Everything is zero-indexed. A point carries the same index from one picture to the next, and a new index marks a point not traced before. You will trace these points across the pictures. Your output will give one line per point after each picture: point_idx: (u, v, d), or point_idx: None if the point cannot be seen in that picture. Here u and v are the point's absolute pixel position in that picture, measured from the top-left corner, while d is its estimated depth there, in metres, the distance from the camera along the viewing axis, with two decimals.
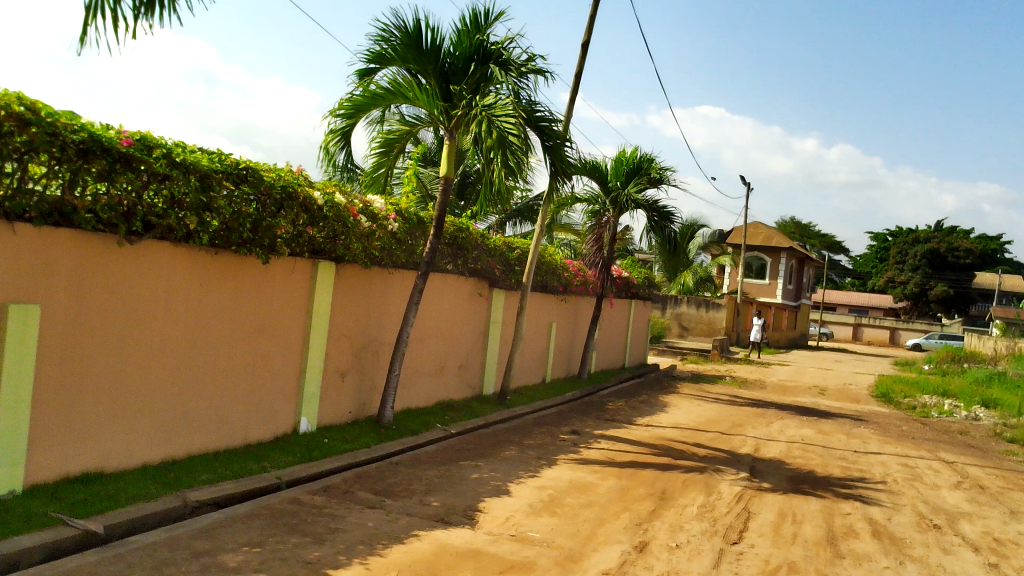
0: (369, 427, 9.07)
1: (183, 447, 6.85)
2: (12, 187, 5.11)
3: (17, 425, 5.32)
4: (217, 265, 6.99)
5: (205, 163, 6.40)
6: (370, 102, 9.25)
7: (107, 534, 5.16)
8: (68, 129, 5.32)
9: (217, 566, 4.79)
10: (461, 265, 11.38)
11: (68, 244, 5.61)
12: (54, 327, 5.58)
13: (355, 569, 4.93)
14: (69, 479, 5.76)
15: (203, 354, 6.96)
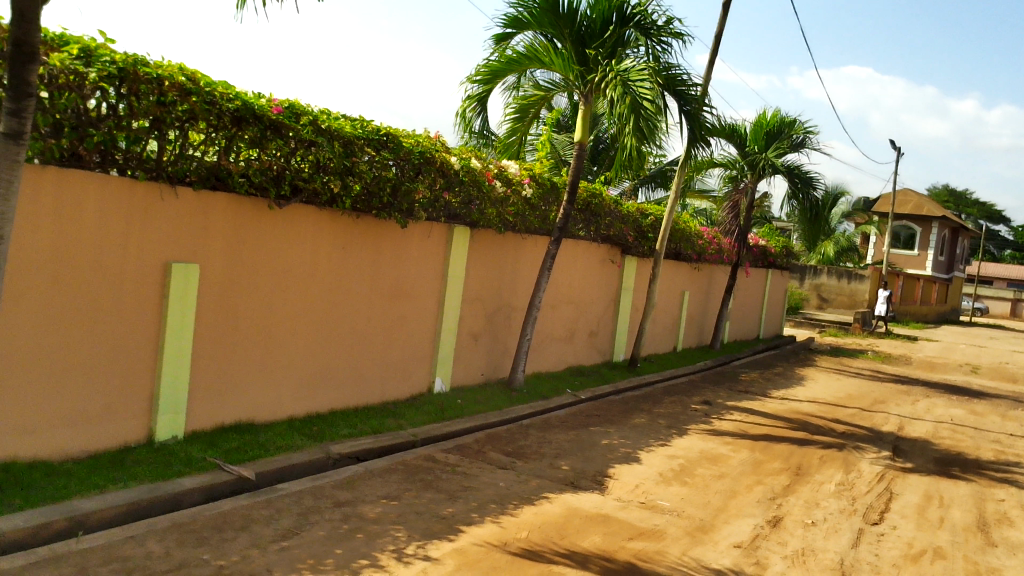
0: (501, 389, 9.23)
1: (326, 402, 7.20)
2: (174, 154, 5.48)
3: (179, 375, 5.75)
4: (358, 230, 7.24)
5: (348, 130, 6.60)
6: (506, 67, 9.28)
7: (259, 480, 5.51)
8: (224, 98, 5.60)
9: (358, 517, 5.03)
10: (594, 231, 11.33)
11: (223, 208, 5.95)
12: (212, 285, 5.95)
13: (487, 527, 5.06)
14: (225, 428, 6.18)
15: (345, 315, 7.26)
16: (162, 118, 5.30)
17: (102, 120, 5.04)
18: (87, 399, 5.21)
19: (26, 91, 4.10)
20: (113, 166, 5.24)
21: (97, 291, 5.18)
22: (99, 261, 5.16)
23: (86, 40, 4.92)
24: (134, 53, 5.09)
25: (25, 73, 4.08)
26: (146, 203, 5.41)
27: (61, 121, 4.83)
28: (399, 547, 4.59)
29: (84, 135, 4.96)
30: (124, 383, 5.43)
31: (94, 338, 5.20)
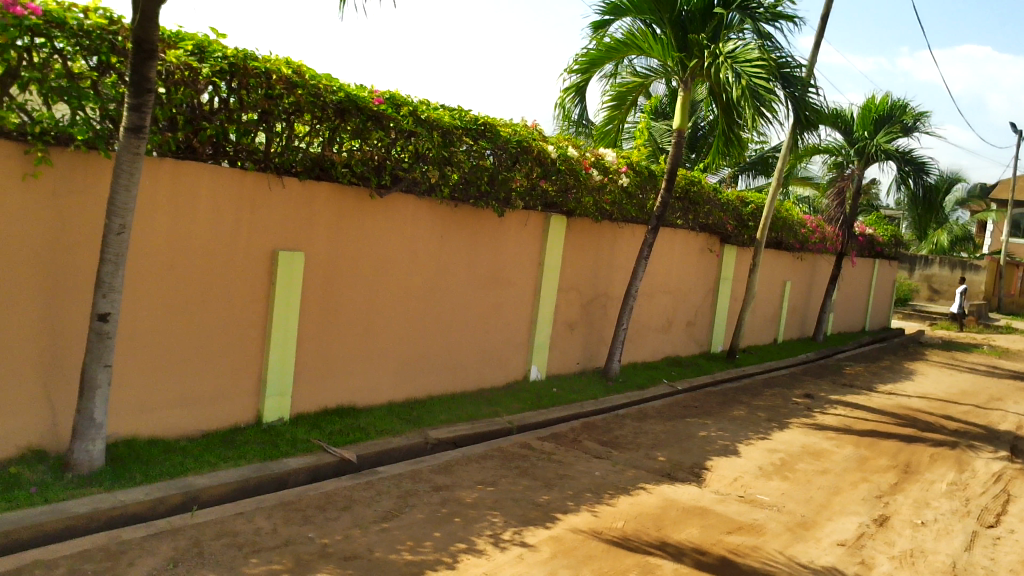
0: (596, 379, 9.20)
1: (424, 388, 7.33)
2: (281, 145, 5.67)
3: (285, 360, 5.95)
4: (457, 218, 7.32)
5: (447, 120, 6.73)
6: (605, 55, 9.21)
7: (360, 463, 5.65)
8: (328, 90, 5.78)
9: (456, 501, 5.12)
10: (692, 220, 11.14)
11: (328, 198, 6.12)
12: (317, 272, 6.14)
13: (583, 515, 5.06)
14: (328, 411, 6.37)
15: (443, 302, 7.36)
16: (270, 111, 5.50)
17: (214, 113, 5.25)
18: (200, 382, 5.46)
19: (146, 87, 4.33)
20: (225, 158, 5.45)
21: (209, 278, 5.40)
22: (212, 249, 5.39)
23: (200, 36, 5.14)
24: (245, 48, 5.30)
25: (145, 69, 4.31)
26: (255, 193, 5.61)
27: (177, 115, 5.07)
28: (496, 532, 4.64)
29: (198, 128, 5.19)
30: (234, 366, 5.66)
31: (207, 323, 5.44)
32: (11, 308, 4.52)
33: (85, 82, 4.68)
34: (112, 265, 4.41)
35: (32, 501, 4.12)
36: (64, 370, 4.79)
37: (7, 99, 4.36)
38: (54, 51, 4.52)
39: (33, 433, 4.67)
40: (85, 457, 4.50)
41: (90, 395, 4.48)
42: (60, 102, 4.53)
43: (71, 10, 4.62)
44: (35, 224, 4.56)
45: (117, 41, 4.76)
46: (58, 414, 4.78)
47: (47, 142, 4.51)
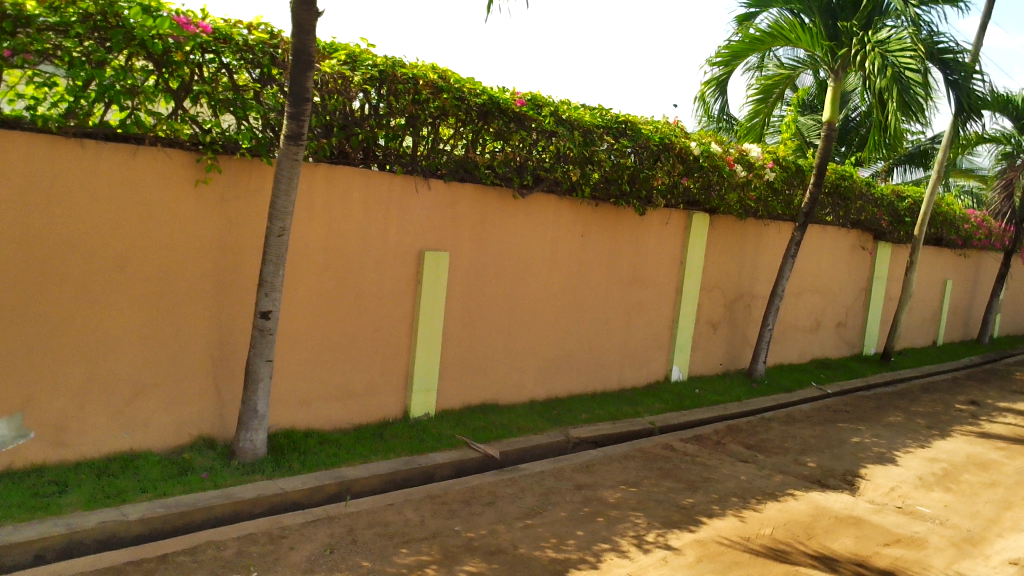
0: (740, 380, 8.95)
1: (565, 386, 7.36)
2: (427, 148, 5.87)
3: (430, 357, 6.12)
4: (597, 218, 7.31)
5: (588, 119, 6.76)
6: (749, 47, 8.89)
7: (503, 459, 5.73)
8: (472, 94, 5.94)
9: (598, 500, 5.11)
10: (843, 216, 10.65)
11: (472, 198, 6.25)
12: (461, 271, 6.28)
13: (729, 520, 4.94)
14: (472, 407, 6.51)
15: (584, 302, 7.37)
16: (416, 116, 5.71)
17: (365, 119, 5.49)
18: (352, 376, 5.70)
19: (304, 96, 4.55)
20: (375, 162, 5.68)
21: (361, 277, 5.63)
22: (363, 250, 5.62)
23: (352, 46, 5.38)
24: (394, 56, 5.51)
25: (303, 80, 4.53)
26: (403, 195, 5.80)
27: (331, 122, 5.32)
28: (640, 533, 4.61)
29: (350, 134, 5.44)
30: (384, 363, 5.88)
31: (359, 320, 5.68)
32: (186, 306, 4.87)
33: (249, 94, 4.98)
34: (273, 266, 4.66)
35: (203, 485, 4.43)
36: (232, 364, 5.12)
37: (181, 112, 4.71)
38: (221, 65, 4.84)
39: (203, 422, 5.03)
40: (249, 446, 4.79)
41: (253, 388, 4.75)
42: (226, 113, 4.86)
43: (237, 27, 4.93)
44: (205, 227, 4.89)
45: (277, 54, 5.05)
46: (224, 406, 5.12)
47: (215, 150, 4.85)
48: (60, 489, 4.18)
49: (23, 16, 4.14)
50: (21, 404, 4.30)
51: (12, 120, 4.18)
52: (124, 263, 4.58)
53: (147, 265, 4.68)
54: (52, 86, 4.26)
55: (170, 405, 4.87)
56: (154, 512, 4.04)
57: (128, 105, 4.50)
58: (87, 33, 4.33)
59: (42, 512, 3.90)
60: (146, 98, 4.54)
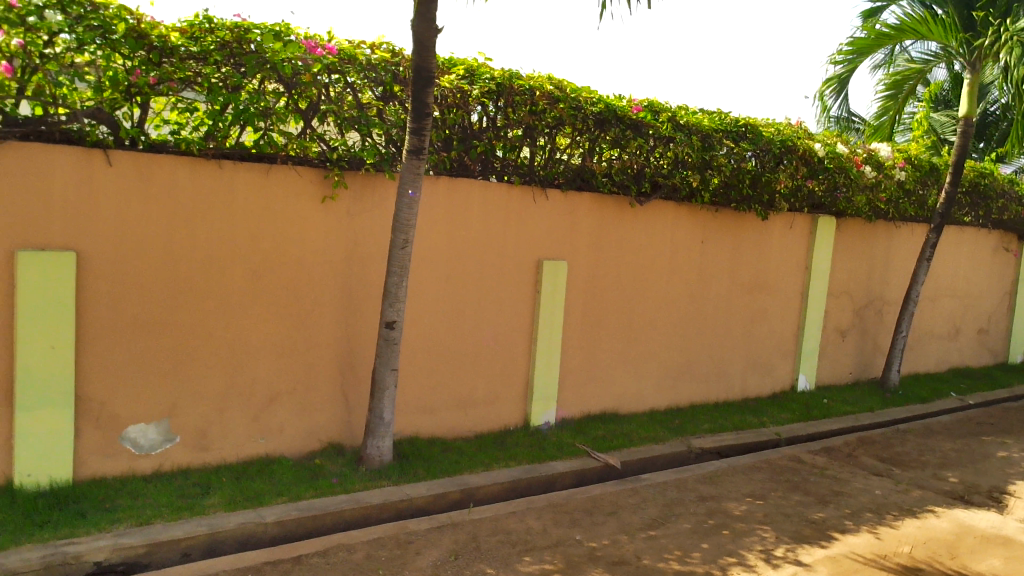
0: (872, 390, 8.55)
1: (686, 395, 7.24)
2: (544, 157, 5.92)
3: (550, 366, 6.13)
4: (717, 223, 7.17)
5: (707, 124, 6.64)
6: (876, 43, 8.51)
7: (624, 469, 5.68)
8: (588, 102, 5.95)
9: (723, 512, 4.99)
10: (982, 217, 10.05)
11: (590, 207, 6.25)
12: (580, 280, 6.28)
13: (864, 537, 4.73)
14: (592, 416, 6.49)
15: (704, 309, 7.23)
16: (534, 126, 5.77)
17: (484, 131, 5.60)
18: (473, 385, 5.79)
19: (425, 112, 4.66)
20: (493, 173, 5.76)
21: (481, 286, 5.72)
22: (483, 260, 5.70)
23: (470, 61, 5.48)
24: (511, 69, 5.60)
25: (424, 95, 4.63)
26: (521, 205, 5.85)
27: (450, 135, 5.48)
28: (768, 548, 4.48)
29: (470, 147, 5.56)
30: (504, 371, 5.94)
31: (479, 329, 5.76)
32: (315, 318, 5.07)
33: (372, 111, 5.15)
34: (397, 277, 4.79)
35: (333, 490, 4.60)
36: (359, 373, 5.29)
37: (309, 130, 4.92)
38: (346, 85, 5.03)
39: (333, 429, 5.22)
40: (376, 452, 4.94)
41: (379, 396, 4.89)
42: (352, 130, 5.03)
43: (361, 48, 5.11)
44: (333, 240, 5.08)
45: (399, 71, 5.20)
46: (353, 414, 5.29)
47: (342, 167, 5.02)
48: (203, 490, 4.42)
49: (167, 47, 4.44)
50: (168, 411, 4.59)
51: (158, 143, 4.48)
52: (258, 274, 4.82)
53: (280, 277, 4.90)
54: (193, 111, 4.54)
55: (302, 412, 5.07)
56: (289, 514, 4.22)
57: (262, 126, 4.73)
58: (224, 59, 4.60)
59: (187, 512, 4.14)
60: (278, 119, 4.77)
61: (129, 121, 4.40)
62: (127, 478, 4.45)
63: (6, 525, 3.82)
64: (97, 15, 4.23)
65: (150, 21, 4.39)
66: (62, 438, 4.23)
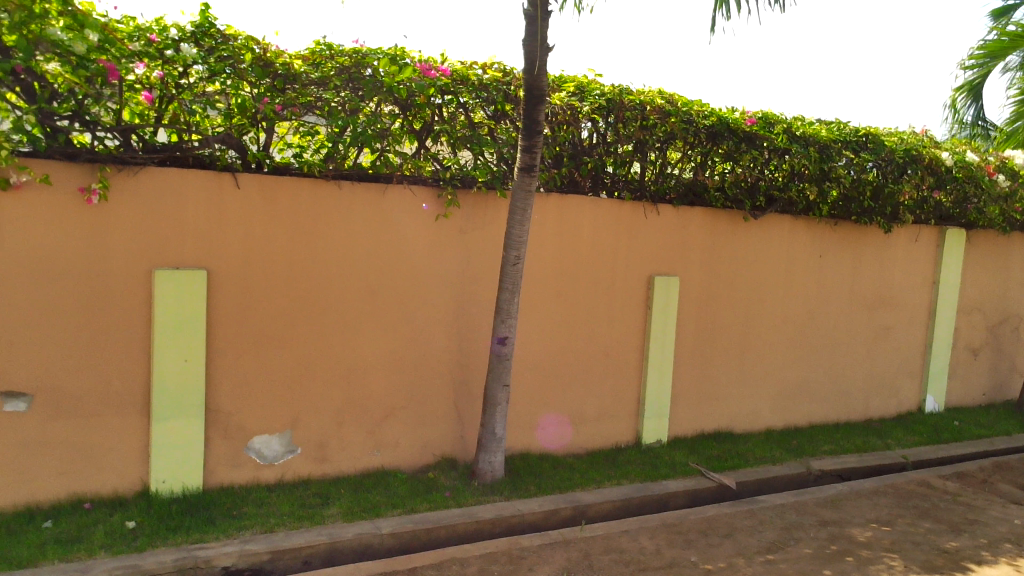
0: (1009, 412, 8.04)
1: (805, 415, 7.00)
2: (655, 172, 5.88)
3: (662, 382, 6.05)
4: (836, 237, 6.92)
5: (825, 134, 6.44)
6: (1008, 46, 8.07)
7: (739, 490, 5.52)
8: (701, 115, 5.86)
9: (847, 538, 4.79)
10: None
11: (702, 222, 6.15)
12: (692, 296, 6.17)
13: (1003, 569, 4.44)
14: (705, 435, 6.35)
15: (823, 326, 6.98)
16: (645, 141, 5.73)
17: (594, 147, 5.61)
18: (584, 402, 5.77)
19: (536, 129, 4.68)
20: (604, 189, 5.77)
21: (592, 303, 5.70)
22: (593, 276, 5.68)
23: (580, 78, 5.51)
24: (621, 85, 5.60)
25: (535, 113, 4.66)
26: (631, 220, 5.82)
27: (561, 152, 5.51)
28: None
29: (580, 163, 5.58)
30: (615, 388, 5.90)
31: (590, 346, 5.74)
32: (430, 334, 5.17)
33: (484, 130, 5.23)
34: (508, 293, 4.83)
35: (447, 503, 4.66)
36: (472, 388, 5.36)
37: (424, 151, 5.05)
38: (459, 105, 5.13)
39: (446, 444, 5.30)
40: (488, 467, 4.98)
41: (491, 411, 4.93)
42: (465, 149, 5.13)
43: (473, 68, 5.21)
44: (446, 257, 5.17)
45: (510, 90, 5.25)
46: (465, 428, 5.36)
47: (455, 186, 5.12)
48: (323, 501, 4.57)
49: (290, 74, 4.63)
50: (290, 424, 4.77)
51: (282, 166, 4.68)
52: (375, 291, 4.95)
53: (396, 294, 5.02)
54: (314, 134, 4.75)
55: (416, 426, 5.17)
56: (404, 527, 4.31)
57: (379, 148, 4.88)
58: (343, 84, 4.78)
59: (309, 521, 4.28)
60: (394, 140, 4.92)
61: (256, 146, 4.61)
62: (252, 486, 4.64)
63: (144, 528, 4.05)
64: (227, 46, 4.47)
65: (275, 50, 4.61)
66: (193, 446, 4.46)
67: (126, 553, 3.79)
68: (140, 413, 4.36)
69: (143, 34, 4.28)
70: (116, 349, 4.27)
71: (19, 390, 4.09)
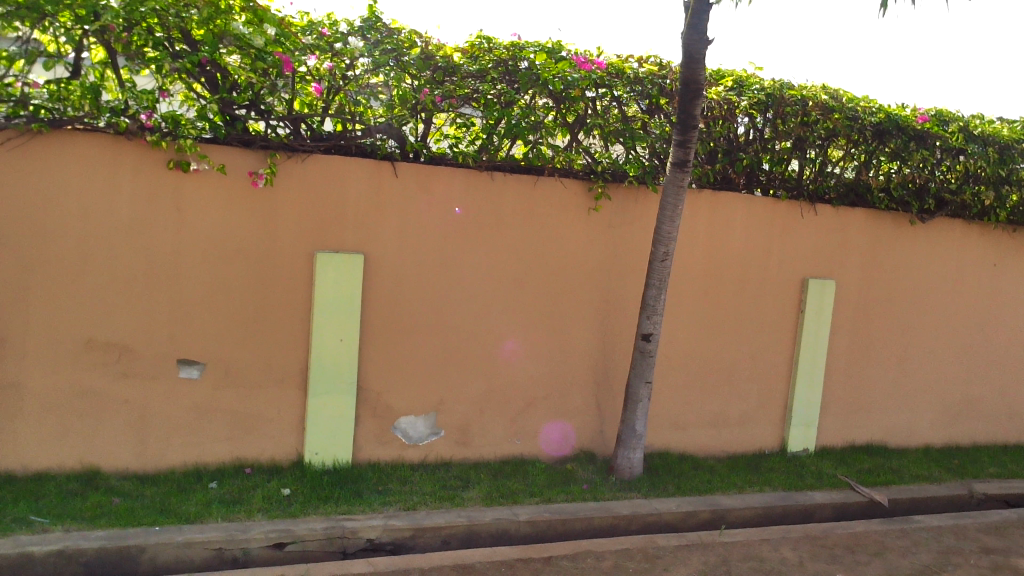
0: None
1: (969, 434, 6.55)
2: (814, 171, 5.65)
3: (812, 390, 5.81)
4: (1014, 244, 6.43)
5: (1008, 134, 5.96)
6: None
7: (892, 507, 5.21)
8: (867, 112, 5.58)
9: (1011, 569, 4.45)
10: None
11: (863, 224, 5.86)
12: (849, 301, 5.90)
13: None
14: (856, 447, 6.06)
15: (994, 340, 6.49)
16: (804, 138, 5.51)
17: (750, 143, 5.47)
18: (728, 404, 5.64)
19: (691, 123, 4.58)
20: (758, 186, 5.62)
21: (740, 304, 5.55)
22: (743, 277, 5.53)
23: (739, 72, 5.37)
24: (782, 79, 5.42)
25: (691, 108, 4.55)
26: (787, 219, 5.62)
27: (715, 148, 5.42)
28: None
29: (735, 159, 5.47)
30: (761, 392, 5.72)
31: (737, 347, 5.59)
32: (574, 326, 5.19)
33: (637, 124, 5.18)
34: (655, 289, 4.76)
35: (584, 496, 4.67)
36: (614, 383, 5.33)
37: (575, 144, 5.07)
38: (613, 99, 5.10)
39: (586, 437, 5.30)
40: (627, 463, 4.95)
41: (632, 407, 4.90)
42: (616, 143, 5.11)
43: (629, 62, 5.17)
44: (593, 251, 5.17)
45: (665, 84, 5.17)
46: (605, 423, 5.34)
47: (606, 179, 5.11)
48: (463, 483, 4.68)
49: (450, 67, 4.76)
50: (435, 407, 4.92)
51: (438, 156, 4.85)
52: (521, 282, 5.02)
53: (541, 285, 5.07)
54: (470, 126, 4.86)
55: (556, 417, 5.21)
56: (541, 516, 4.35)
57: (532, 140, 4.93)
58: (500, 77, 4.85)
59: (449, 503, 4.40)
60: (547, 133, 4.96)
61: (414, 136, 4.79)
62: (397, 464, 4.82)
63: (297, 495, 4.28)
64: (391, 39, 4.64)
65: (436, 43, 4.75)
66: (344, 422, 4.68)
67: (281, 517, 4.02)
68: (299, 387, 4.62)
69: (315, 28, 4.52)
70: (279, 325, 4.54)
71: (192, 358, 4.41)
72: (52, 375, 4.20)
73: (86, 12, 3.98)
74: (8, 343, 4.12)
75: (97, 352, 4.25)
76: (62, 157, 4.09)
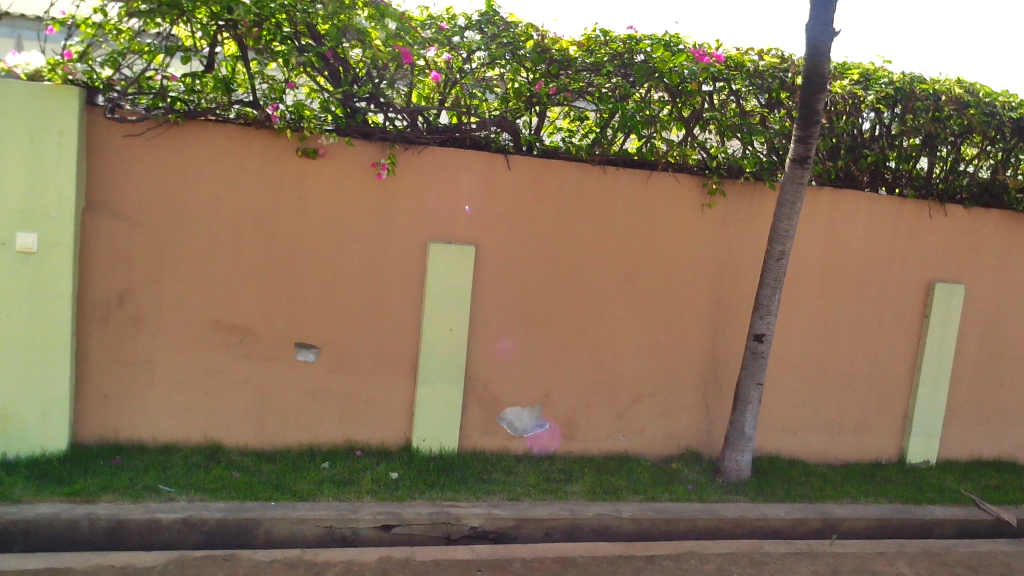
0: None
1: None
2: (945, 170, 5.37)
3: (936, 399, 5.53)
4: None
5: None
6: None
7: (1021, 527, 4.86)
8: (1006, 107, 5.25)
9: None
10: None
11: (997, 226, 5.54)
12: (979, 307, 5.58)
13: None
14: (982, 461, 5.74)
15: None
16: (935, 134, 5.24)
17: (875, 140, 5.24)
18: (844, 410, 5.43)
19: (813, 118, 4.42)
20: (883, 184, 5.39)
21: (860, 306, 5.34)
22: (864, 278, 5.31)
23: (866, 65, 5.17)
24: (913, 73, 5.17)
25: (814, 102, 4.39)
26: (913, 220, 5.36)
27: (838, 144, 5.21)
28: None
29: (859, 156, 5.23)
30: (879, 399, 5.49)
31: (855, 351, 5.38)
32: (684, 324, 5.10)
33: (755, 119, 5.03)
34: (769, 289, 4.63)
35: (689, 496, 4.60)
36: (723, 384, 5.22)
37: (691, 138, 4.99)
38: (730, 92, 5.00)
39: (693, 437, 5.22)
40: (735, 465, 4.85)
41: (741, 409, 4.77)
42: (733, 138, 5.00)
43: (748, 54, 5.02)
44: (706, 248, 5.07)
45: (787, 77, 5.01)
46: (713, 423, 5.24)
47: (721, 175, 5.00)
48: (566, 477, 4.69)
49: (566, 61, 4.74)
50: (541, 399, 4.94)
51: (551, 150, 4.87)
52: (630, 278, 4.97)
53: (651, 282, 5.01)
54: (584, 120, 4.88)
55: (663, 415, 5.15)
56: (644, 513, 4.29)
57: (645, 133, 4.90)
58: (615, 71, 4.81)
59: (552, 495, 4.41)
60: (662, 127, 4.91)
61: (528, 129, 4.82)
62: (502, 455, 4.87)
63: (404, 480, 4.39)
64: (508, 33, 4.65)
65: (553, 36, 4.75)
66: (452, 411, 4.75)
67: (388, 500, 4.13)
68: (408, 375, 4.73)
69: (434, 22, 4.58)
70: (392, 313, 4.65)
71: (309, 343, 4.58)
72: (180, 353, 4.44)
73: (220, 9, 4.14)
74: (143, 321, 4.37)
75: (222, 333, 4.47)
76: (195, 147, 4.32)
